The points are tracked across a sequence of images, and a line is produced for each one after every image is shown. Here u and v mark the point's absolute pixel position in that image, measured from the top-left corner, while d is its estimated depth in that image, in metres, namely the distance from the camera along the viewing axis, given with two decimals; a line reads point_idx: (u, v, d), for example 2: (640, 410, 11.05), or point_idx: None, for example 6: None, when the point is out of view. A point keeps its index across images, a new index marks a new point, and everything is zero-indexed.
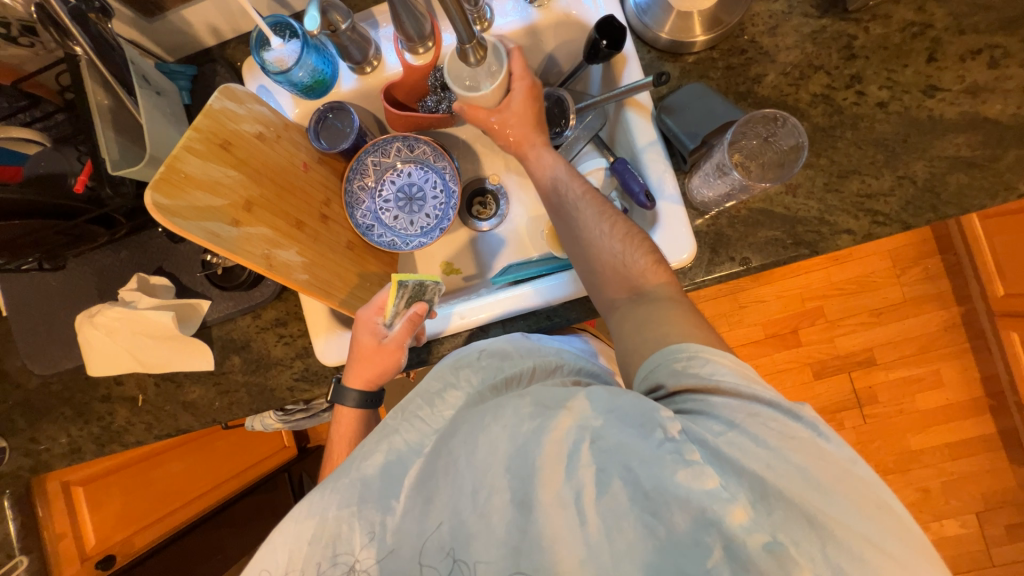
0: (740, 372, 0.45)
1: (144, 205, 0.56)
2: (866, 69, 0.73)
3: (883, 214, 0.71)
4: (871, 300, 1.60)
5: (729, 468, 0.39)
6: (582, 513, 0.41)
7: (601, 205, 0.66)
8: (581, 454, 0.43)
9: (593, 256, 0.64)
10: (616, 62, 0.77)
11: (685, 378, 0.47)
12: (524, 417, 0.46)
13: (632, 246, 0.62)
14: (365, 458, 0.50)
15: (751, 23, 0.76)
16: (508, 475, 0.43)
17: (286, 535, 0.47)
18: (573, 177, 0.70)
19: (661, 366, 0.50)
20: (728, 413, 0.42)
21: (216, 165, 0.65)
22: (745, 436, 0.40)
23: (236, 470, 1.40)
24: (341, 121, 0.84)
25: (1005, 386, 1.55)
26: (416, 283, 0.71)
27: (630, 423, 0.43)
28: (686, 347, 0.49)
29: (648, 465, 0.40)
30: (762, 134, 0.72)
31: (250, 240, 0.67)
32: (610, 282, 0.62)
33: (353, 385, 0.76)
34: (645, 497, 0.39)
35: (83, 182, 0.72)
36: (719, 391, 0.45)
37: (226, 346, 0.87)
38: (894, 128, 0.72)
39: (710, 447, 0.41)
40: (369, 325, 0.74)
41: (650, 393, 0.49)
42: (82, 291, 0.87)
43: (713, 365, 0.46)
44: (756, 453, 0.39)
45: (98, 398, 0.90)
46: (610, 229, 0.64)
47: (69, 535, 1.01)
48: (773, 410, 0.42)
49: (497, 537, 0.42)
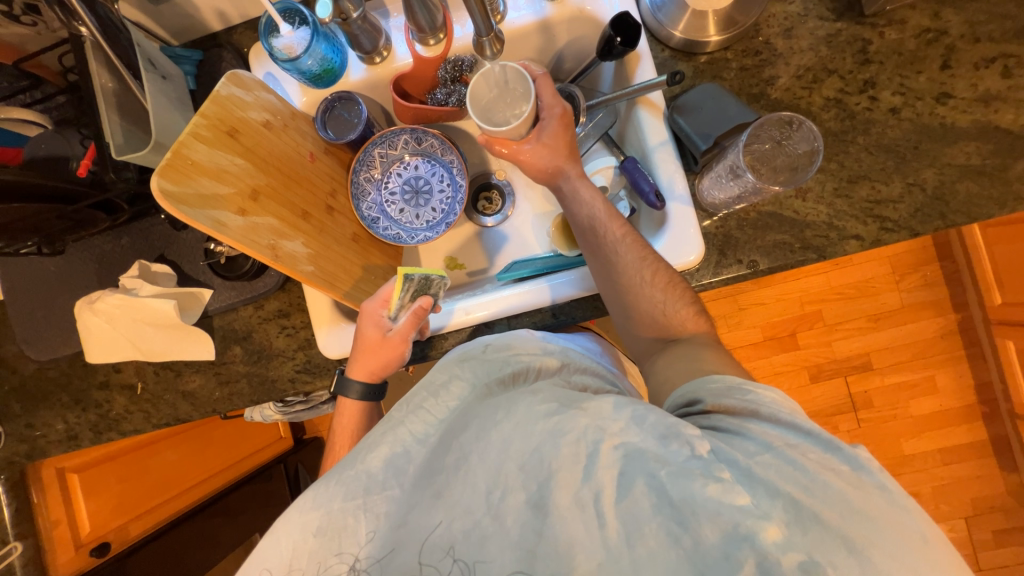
0: (786, 399, 0.45)
1: (150, 191, 0.55)
2: (880, 74, 0.73)
3: (891, 220, 0.71)
4: (870, 305, 1.61)
5: (760, 485, 0.39)
6: (601, 515, 0.40)
7: (641, 249, 0.65)
8: (600, 457, 0.42)
9: (631, 300, 0.64)
10: (629, 59, 0.76)
11: (726, 400, 0.48)
12: (537, 416, 0.46)
13: (672, 295, 0.63)
14: (372, 451, 0.49)
15: (766, 24, 0.76)
16: (522, 475, 0.43)
17: (291, 525, 0.46)
18: (611, 217, 0.68)
19: (701, 387, 0.50)
20: (763, 436, 0.42)
21: (222, 153, 0.64)
22: (781, 459, 0.40)
23: (233, 459, 1.40)
24: (349, 111, 0.83)
25: (999, 394, 1.57)
26: (422, 276, 0.71)
27: (654, 433, 0.42)
28: (725, 378, 0.50)
29: (676, 477, 0.40)
30: (776, 137, 0.72)
31: (256, 229, 0.66)
32: (646, 327, 0.65)
33: (356, 377, 0.76)
34: (671, 506, 0.39)
35: (86, 166, 0.72)
36: (758, 416, 0.45)
37: (227, 336, 0.87)
38: (905, 135, 0.72)
39: (739, 466, 0.40)
40: (373, 317, 0.73)
41: (685, 407, 0.51)
42: (82, 276, 0.86)
43: (756, 394, 0.46)
44: (791, 476, 0.39)
45: (96, 385, 0.89)
46: (651, 276, 0.64)
47: (63, 522, 1.00)
48: (813, 441, 0.41)
49: (512, 539, 0.41)
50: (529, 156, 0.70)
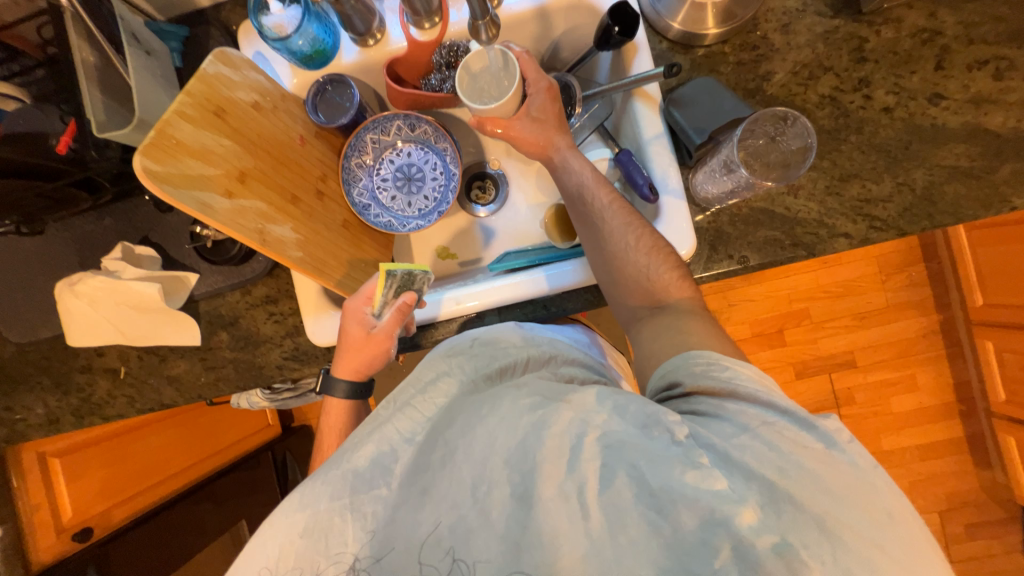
0: (762, 378, 0.46)
1: (133, 170, 0.54)
2: (875, 72, 0.73)
3: (880, 219, 0.72)
4: (855, 304, 1.64)
5: (737, 471, 0.39)
6: (585, 507, 0.41)
7: (627, 214, 0.65)
8: (583, 449, 0.42)
9: (616, 266, 0.64)
10: (626, 50, 0.75)
11: (703, 381, 0.48)
12: (521, 410, 0.46)
13: (657, 259, 0.63)
14: (356, 450, 0.48)
15: (765, 19, 0.75)
16: (508, 467, 0.43)
17: (277, 527, 0.45)
18: (599, 185, 0.68)
19: (680, 367, 0.50)
20: (739, 418, 0.43)
21: (208, 133, 0.62)
22: (758, 440, 0.41)
23: (219, 446, 1.38)
24: (341, 95, 0.81)
25: (976, 392, 1.61)
26: (405, 272, 0.71)
27: (635, 423, 0.43)
28: (706, 353, 0.50)
29: (655, 464, 0.40)
30: (770, 133, 0.71)
31: (243, 213, 0.65)
32: (633, 294, 0.63)
33: (341, 376, 0.76)
34: (652, 493, 0.39)
35: (65, 143, 0.69)
36: (734, 395, 0.45)
37: (213, 322, 0.85)
38: (897, 134, 0.72)
39: (717, 451, 0.41)
40: (357, 315, 0.72)
41: (665, 391, 0.51)
42: (62, 258, 0.84)
43: (733, 370, 0.47)
44: (765, 458, 0.39)
45: (78, 368, 0.87)
46: (636, 241, 0.63)
47: (46, 506, 0.99)
48: (788, 420, 0.42)
49: (496, 532, 0.41)
50: (519, 132, 0.70)
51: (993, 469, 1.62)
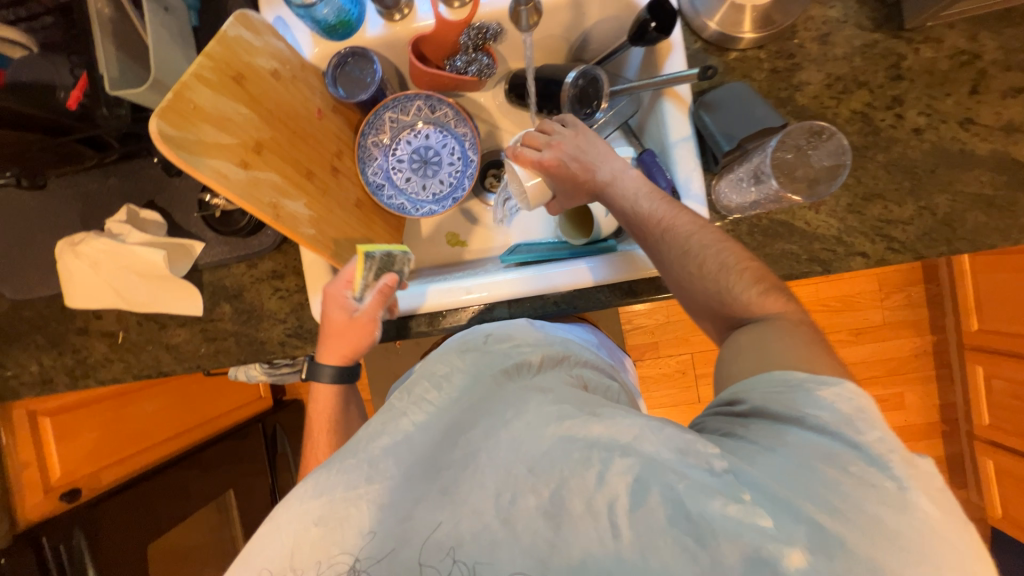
0: (855, 410, 0.42)
1: (149, 133, 0.52)
2: (909, 92, 0.72)
3: (898, 241, 0.71)
4: (852, 319, 1.65)
5: (788, 513, 0.38)
6: (614, 526, 0.41)
7: (690, 227, 0.63)
8: (613, 464, 0.42)
9: (685, 283, 0.62)
10: (660, 48, 0.74)
11: (770, 403, 0.45)
12: (548, 419, 0.47)
13: (736, 280, 0.59)
14: (373, 441, 0.48)
15: (803, 26, 0.73)
16: (533, 477, 0.44)
17: (290, 514, 0.45)
18: (657, 200, 0.66)
19: (756, 387, 0.48)
20: (796, 451, 0.41)
21: (226, 100, 0.61)
22: (816, 478, 0.39)
23: (210, 416, 1.38)
24: (362, 69, 0.79)
25: (960, 414, 1.65)
26: (384, 254, 0.72)
27: (673, 447, 0.43)
28: (791, 374, 0.46)
29: (695, 491, 0.40)
30: (801, 144, 0.70)
31: (258, 185, 0.63)
32: (710, 312, 0.61)
33: (328, 361, 0.74)
34: (688, 521, 0.39)
35: (76, 97, 0.66)
36: (802, 425, 0.43)
37: (217, 293, 0.83)
38: (924, 157, 0.71)
39: (767, 491, 0.39)
40: (338, 299, 0.71)
41: (725, 406, 0.49)
42: (63, 215, 0.82)
43: (813, 396, 0.44)
44: (823, 499, 0.38)
45: (74, 330, 0.86)
46: (701, 269, 0.61)
47: (33, 465, 0.97)
48: (856, 453, 0.40)
49: (522, 547, 0.41)
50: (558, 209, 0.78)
51: (968, 489, 1.67)
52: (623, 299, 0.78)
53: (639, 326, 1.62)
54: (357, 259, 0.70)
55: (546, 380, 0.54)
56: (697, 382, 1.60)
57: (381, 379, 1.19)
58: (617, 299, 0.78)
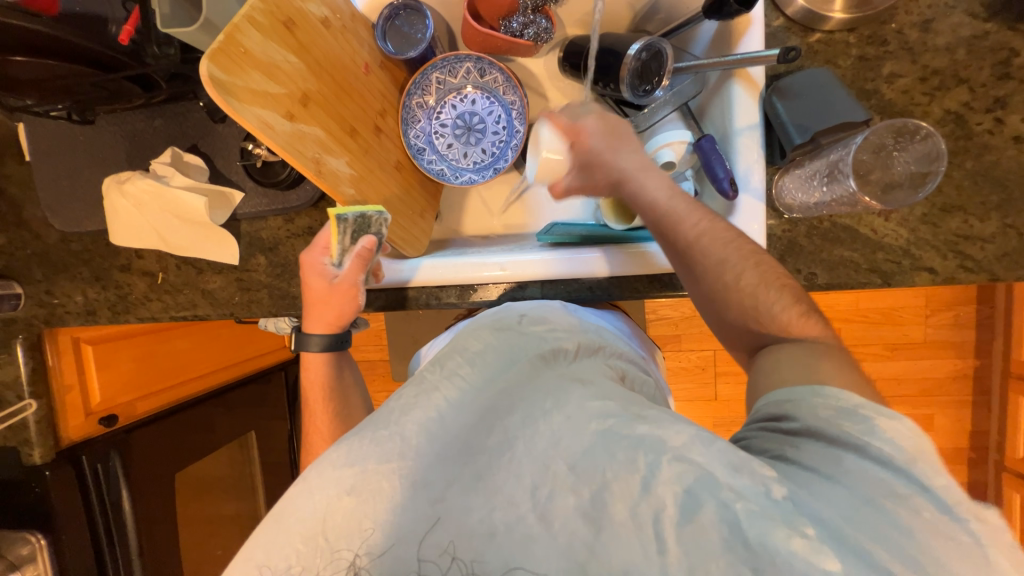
0: (917, 449, 0.40)
1: (199, 75, 0.51)
2: (1015, 94, 0.64)
3: (974, 260, 0.66)
4: (892, 334, 1.56)
5: (858, 555, 0.36)
6: (660, 540, 0.40)
7: (723, 248, 0.58)
8: (661, 471, 0.41)
9: (716, 301, 0.59)
10: (738, 23, 0.67)
11: (819, 426, 0.44)
12: (590, 415, 0.46)
13: (770, 297, 0.56)
14: (404, 415, 0.49)
15: (905, 9, 0.66)
16: (573, 476, 0.43)
17: (323, 479, 0.45)
18: (689, 212, 0.60)
19: (801, 402, 0.46)
20: (857, 484, 0.39)
21: (277, 47, 0.59)
22: (884, 519, 0.37)
23: (238, 360, 1.42)
24: (411, 25, 0.75)
25: (992, 444, 1.58)
26: (357, 216, 0.68)
27: (726, 462, 0.41)
28: (841, 395, 0.44)
29: (754, 517, 0.38)
30: (886, 144, 0.65)
31: (302, 138, 0.62)
32: (740, 328, 0.59)
33: (316, 330, 0.76)
34: (747, 548, 0.38)
35: (128, 33, 0.65)
36: (858, 454, 0.41)
37: (253, 244, 0.84)
38: (1020, 169, 0.64)
39: (831, 526, 0.38)
40: (316, 267, 0.72)
41: (770, 421, 0.47)
42: (110, 152, 0.83)
43: (869, 423, 0.41)
44: (901, 548, 0.36)
45: (117, 266, 0.88)
46: (739, 279, 0.57)
47: (76, 389, 1.02)
48: (923, 496, 0.38)
49: (559, 545, 0.41)
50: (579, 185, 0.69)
51: None
52: (659, 290, 0.75)
53: (663, 316, 1.58)
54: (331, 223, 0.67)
55: (583, 370, 0.55)
56: (716, 380, 1.57)
57: (401, 343, 1.20)
58: (654, 290, 0.75)
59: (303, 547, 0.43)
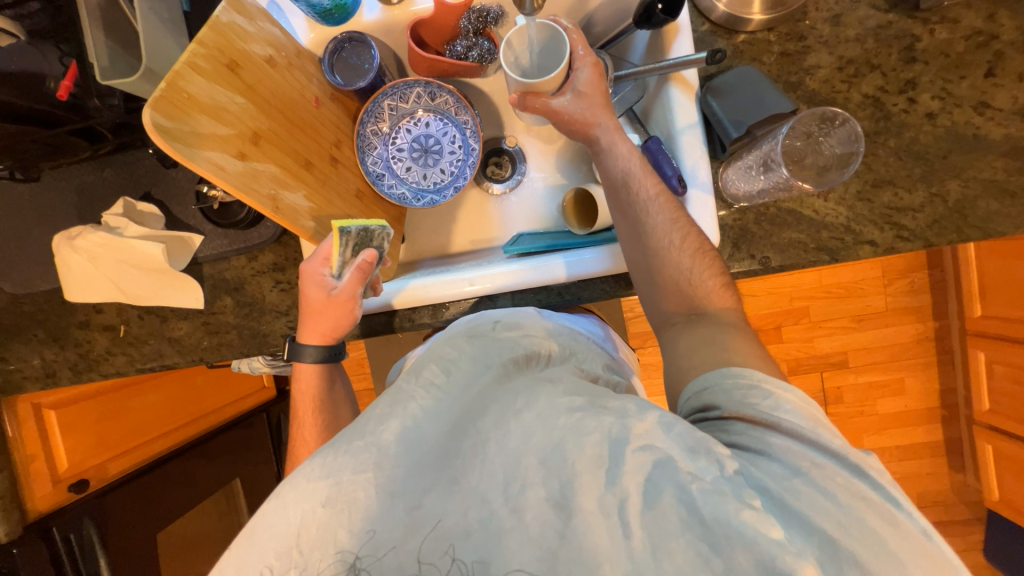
0: (816, 420, 0.45)
1: (143, 125, 0.51)
2: (923, 74, 0.70)
3: (908, 229, 0.70)
4: (855, 305, 1.64)
5: (794, 521, 0.39)
6: (626, 525, 0.41)
7: (674, 209, 0.63)
8: (627, 461, 0.42)
9: (657, 264, 0.62)
10: (667, 31, 0.71)
11: (744, 408, 0.47)
12: (559, 410, 0.47)
13: (701, 264, 0.61)
14: (381, 425, 0.49)
15: (815, 7, 0.71)
16: (544, 469, 0.43)
17: (298, 494, 0.44)
18: (646, 174, 0.65)
19: (719, 390, 0.50)
20: (788, 457, 0.43)
21: (222, 89, 0.59)
22: (810, 485, 0.41)
23: (214, 406, 1.38)
24: (359, 56, 0.77)
25: (960, 400, 1.66)
26: (360, 229, 0.67)
27: (684, 445, 0.43)
28: (750, 374, 0.50)
29: (709, 494, 0.40)
30: (812, 132, 0.69)
31: (257, 176, 0.62)
32: (670, 295, 0.62)
33: (308, 341, 0.75)
34: (703, 525, 0.39)
35: (66, 89, 0.65)
36: (779, 429, 0.45)
37: (218, 286, 0.83)
38: (936, 142, 0.70)
39: (770, 493, 0.41)
40: (315, 277, 0.71)
41: (699, 412, 0.51)
42: (60, 208, 0.81)
43: (778, 399, 0.47)
44: (823, 507, 0.40)
45: (76, 324, 0.85)
46: (680, 241, 0.62)
47: (40, 457, 0.97)
48: (838, 464, 0.42)
49: (531, 537, 0.42)
50: (563, 108, 0.68)
51: (965, 473, 1.69)
52: (627, 290, 0.77)
53: (640, 313, 1.61)
54: (332, 235, 0.66)
55: (554, 372, 0.55)
56: None
57: (383, 370, 1.18)
58: (622, 290, 0.77)
59: (279, 562, 0.43)
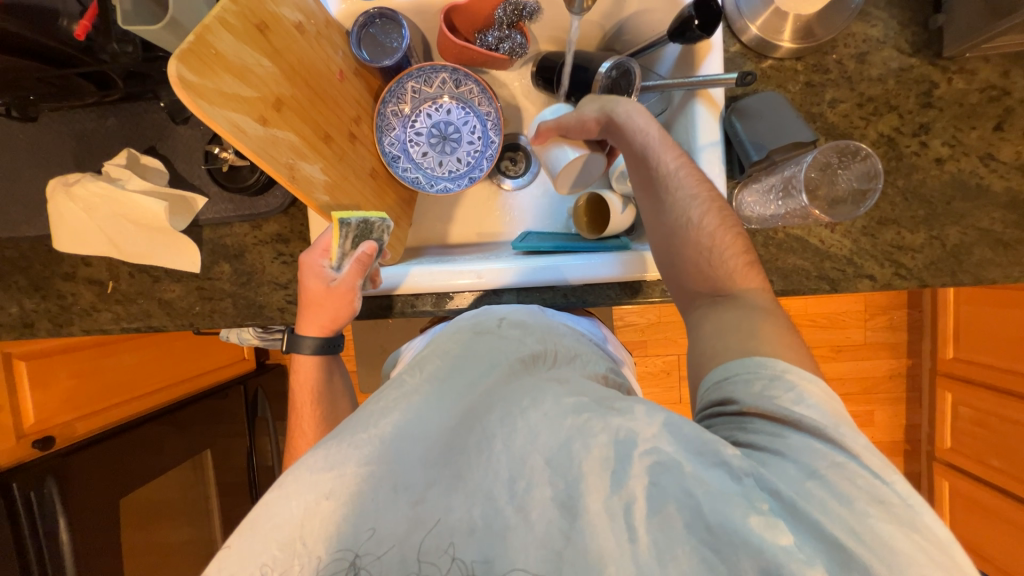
0: (836, 416, 0.46)
1: (167, 75, 0.49)
2: (936, 121, 0.72)
3: (906, 268, 0.73)
4: (837, 336, 1.69)
5: (803, 525, 0.40)
6: (631, 529, 0.41)
7: (696, 185, 0.63)
8: (632, 465, 0.43)
9: (676, 244, 0.63)
10: (699, 48, 0.72)
11: (762, 402, 0.48)
12: (565, 410, 0.47)
13: (722, 243, 0.61)
14: (381, 417, 0.48)
15: (844, 42, 0.73)
16: (550, 470, 0.44)
17: (300, 485, 0.44)
18: (665, 147, 0.65)
19: (739, 384, 0.51)
20: (804, 457, 0.44)
21: (250, 50, 0.57)
22: (824, 487, 0.42)
23: (192, 374, 1.34)
24: (388, 35, 0.76)
25: (923, 436, 1.73)
26: (360, 221, 0.68)
27: (690, 449, 0.44)
28: (773, 365, 0.50)
29: (715, 498, 0.41)
30: (833, 162, 0.70)
31: (276, 144, 0.61)
32: (690, 276, 0.62)
33: (307, 332, 0.73)
34: (708, 531, 0.40)
35: (84, 28, 0.61)
36: (797, 426, 0.46)
37: (216, 251, 0.80)
38: (942, 187, 0.72)
39: (781, 499, 0.41)
40: (314, 269, 0.69)
41: (717, 406, 0.51)
42: (57, 153, 0.77)
43: (800, 392, 0.48)
44: (838, 514, 0.41)
45: (60, 275, 0.82)
46: (699, 218, 0.62)
47: (6, 408, 0.93)
48: (859, 464, 0.43)
49: (536, 537, 0.42)
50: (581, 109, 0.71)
51: None
52: (631, 298, 0.78)
53: (630, 323, 1.63)
54: (332, 226, 0.66)
55: (562, 374, 0.56)
56: (681, 383, 1.63)
57: (372, 353, 1.17)
58: (626, 298, 0.78)
59: (280, 555, 0.42)
